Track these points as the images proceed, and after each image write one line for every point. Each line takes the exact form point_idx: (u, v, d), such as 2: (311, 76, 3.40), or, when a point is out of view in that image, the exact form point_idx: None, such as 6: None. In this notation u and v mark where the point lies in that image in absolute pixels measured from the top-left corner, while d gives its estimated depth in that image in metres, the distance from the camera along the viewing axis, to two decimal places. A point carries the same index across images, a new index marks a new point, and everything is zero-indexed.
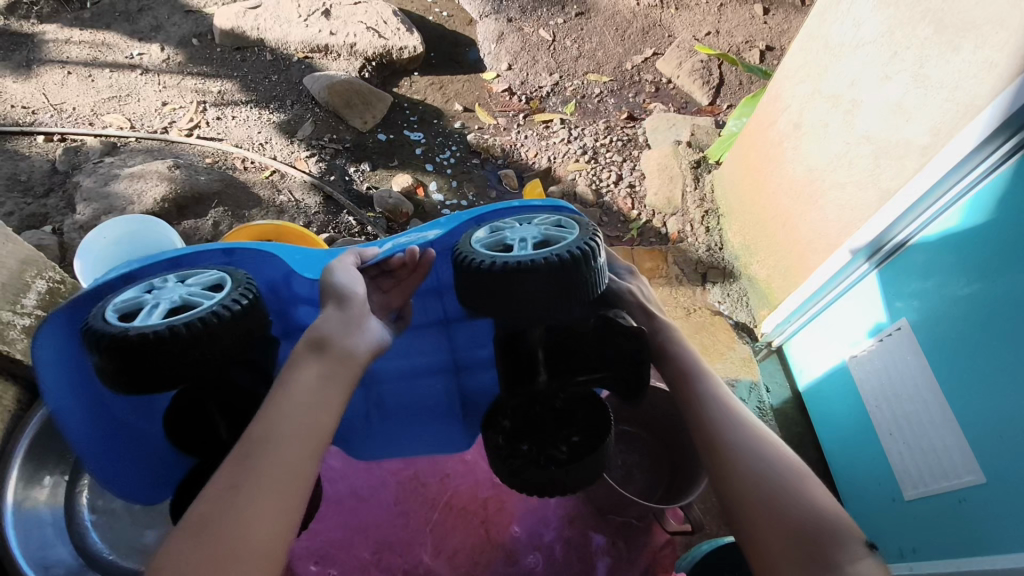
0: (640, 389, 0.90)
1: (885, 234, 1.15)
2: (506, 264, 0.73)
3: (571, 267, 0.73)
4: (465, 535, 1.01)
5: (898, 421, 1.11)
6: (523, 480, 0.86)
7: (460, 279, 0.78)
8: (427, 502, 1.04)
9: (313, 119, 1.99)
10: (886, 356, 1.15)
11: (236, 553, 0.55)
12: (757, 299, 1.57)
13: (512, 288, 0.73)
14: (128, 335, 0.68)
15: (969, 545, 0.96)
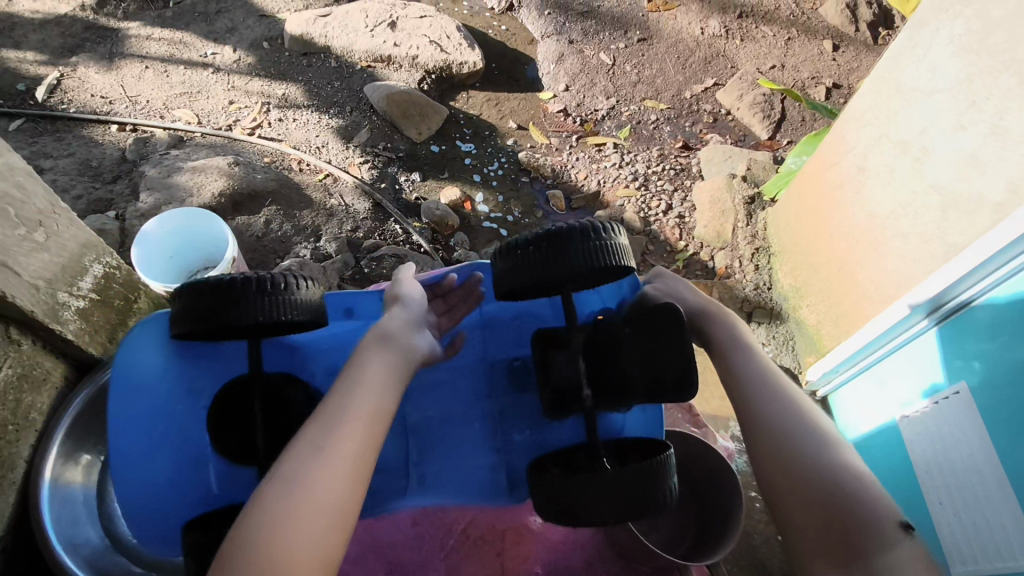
0: (688, 385, 0.81)
1: (948, 292, 1.09)
2: (540, 235, 0.83)
3: (592, 233, 0.83)
4: (482, 563, 0.99)
5: (951, 491, 1.04)
6: (543, 494, 0.78)
7: (504, 264, 0.86)
8: (446, 525, 1.02)
9: (369, 127, 2.03)
10: (940, 419, 1.08)
11: (310, 502, 0.67)
12: (804, 345, 1.54)
13: (556, 251, 0.81)
14: (207, 280, 0.83)
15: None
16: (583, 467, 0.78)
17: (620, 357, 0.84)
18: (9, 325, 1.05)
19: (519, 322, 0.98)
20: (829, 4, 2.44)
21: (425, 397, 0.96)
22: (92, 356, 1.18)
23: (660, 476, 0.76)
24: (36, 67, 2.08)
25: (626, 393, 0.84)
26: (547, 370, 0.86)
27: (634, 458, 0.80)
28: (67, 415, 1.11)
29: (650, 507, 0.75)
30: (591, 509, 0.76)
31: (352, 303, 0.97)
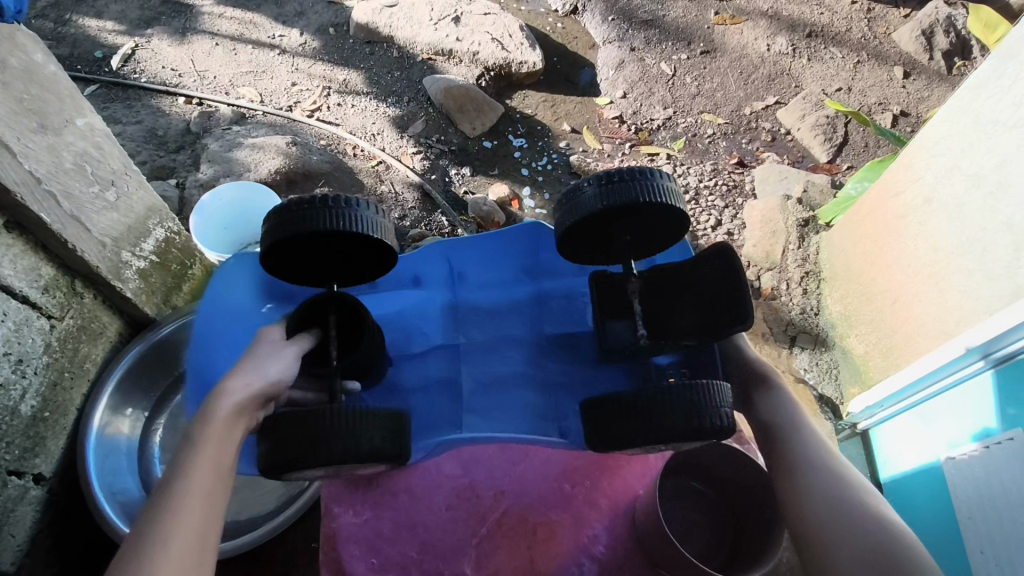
0: (744, 316, 0.81)
1: (1004, 337, 1.06)
2: (609, 173, 0.83)
3: (656, 174, 0.85)
4: (510, 555, 0.99)
5: (995, 542, 1.01)
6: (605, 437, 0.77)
7: (573, 204, 0.85)
8: (478, 514, 1.01)
9: (425, 118, 2.06)
10: (987, 465, 1.05)
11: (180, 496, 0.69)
12: (849, 374, 1.50)
13: (631, 186, 0.82)
14: (295, 201, 0.84)
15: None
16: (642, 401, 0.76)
17: (676, 302, 0.87)
18: (75, 278, 1.09)
19: (572, 298, 1.00)
20: (903, 30, 2.38)
21: (479, 361, 0.97)
22: (146, 315, 1.22)
23: (716, 393, 0.77)
24: (114, 36, 2.17)
25: (689, 328, 0.85)
26: (603, 321, 0.89)
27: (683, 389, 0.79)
28: (119, 367, 1.14)
29: (713, 423, 0.75)
30: (639, 431, 0.75)
31: (419, 272, 1.03)
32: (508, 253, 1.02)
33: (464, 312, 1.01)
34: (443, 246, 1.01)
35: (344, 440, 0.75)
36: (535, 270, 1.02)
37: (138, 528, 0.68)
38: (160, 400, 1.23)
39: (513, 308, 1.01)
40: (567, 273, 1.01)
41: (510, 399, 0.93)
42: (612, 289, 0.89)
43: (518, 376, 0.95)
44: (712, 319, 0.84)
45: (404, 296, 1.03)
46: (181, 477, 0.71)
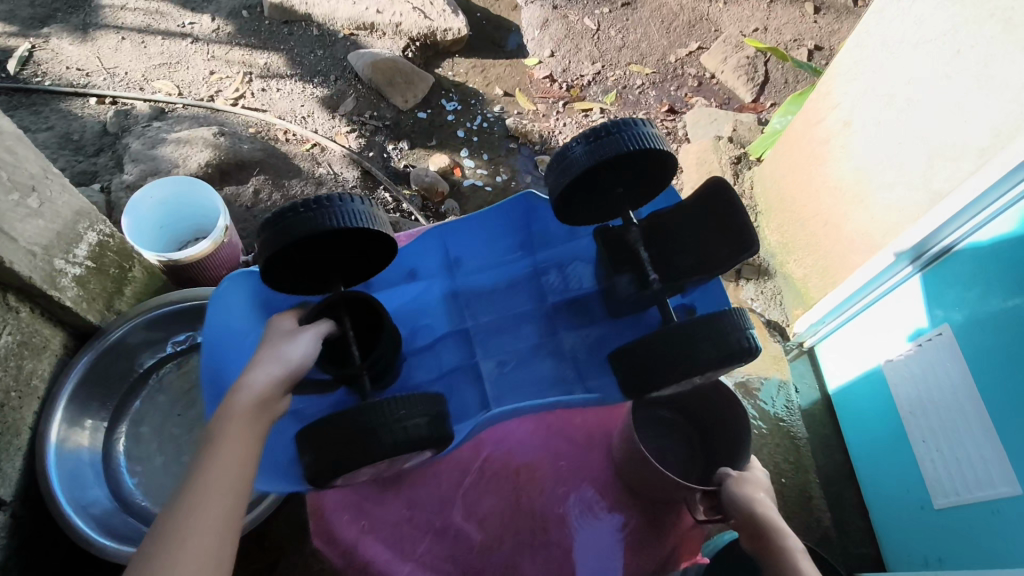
0: (743, 244, 0.81)
1: (931, 238, 1.13)
2: (588, 133, 0.83)
3: (633, 122, 0.84)
4: (498, 499, 1.03)
5: (934, 430, 1.12)
6: (644, 375, 0.79)
7: (559, 172, 0.84)
8: (460, 466, 1.04)
9: (355, 95, 2.01)
10: (924, 362, 1.15)
11: (213, 459, 0.72)
12: (791, 298, 1.57)
13: (610, 139, 0.81)
14: (280, 213, 0.80)
15: (1015, 560, 0.97)
16: (678, 344, 0.78)
17: (675, 245, 0.87)
18: (7, 292, 1.04)
19: (568, 267, 1.00)
20: None
21: (493, 344, 0.98)
22: (91, 323, 1.18)
23: (735, 322, 0.78)
24: (6, 38, 2.02)
25: (693, 270, 0.85)
26: (613, 271, 0.91)
27: (710, 323, 0.78)
28: (70, 380, 1.10)
29: (729, 349, 0.77)
30: (664, 369, 0.78)
31: (415, 264, 0.98)
32: (502, 228, 0.99)
33: (466, 297, 1.00)
34: (439, 232, 0.96)
35: (388, 430, 0.73)
36: (530, 243, 1.00)
37: (165, 520, 0.69)
38: (118, 408, 1.21)
39: (512, 285, 1.01)
40: (558, 242, 1.00)
41: (531, 373, 0.96)
42: (617, 242, 0.89)
43: (532, 349, 0.98)
44: (711, 257, 0.84)
45: (400, 290, 0.98)
46: (205, 471, 0.71)
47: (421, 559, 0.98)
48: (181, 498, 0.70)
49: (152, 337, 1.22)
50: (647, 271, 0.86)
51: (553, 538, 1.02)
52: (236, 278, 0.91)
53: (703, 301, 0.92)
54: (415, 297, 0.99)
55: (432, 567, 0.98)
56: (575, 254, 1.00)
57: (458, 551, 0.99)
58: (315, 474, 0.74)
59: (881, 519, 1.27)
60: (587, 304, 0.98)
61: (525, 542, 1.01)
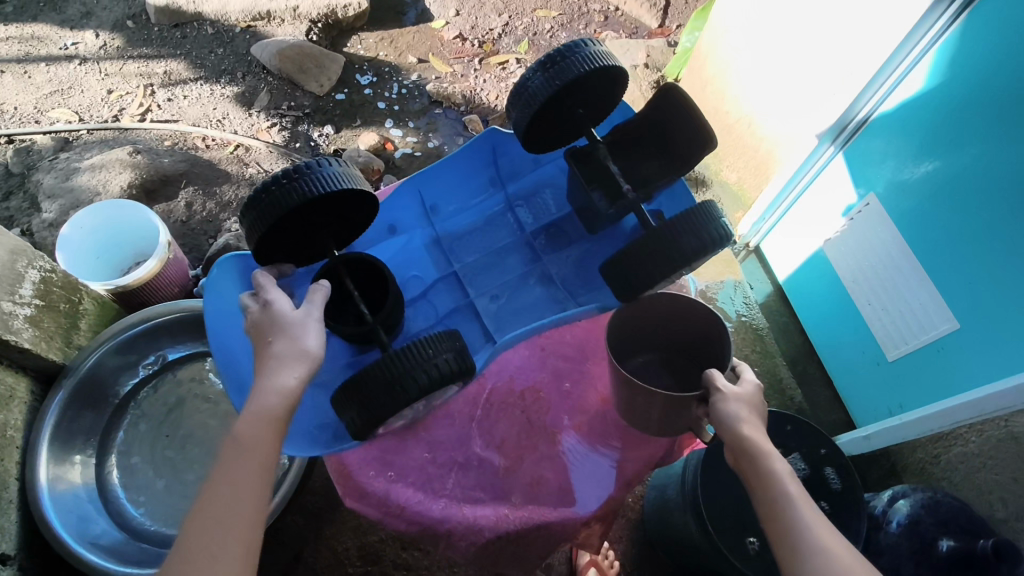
0: (701, 144, 0.85)
1: (848, 113, 1.22)
2: (542, 62, 0.85)
3: (583, 43, 0.86)
4: (511, 424, 1.10)
5: (877, 292, 1.22)
6: (640, 278, 0.84)
7: (522, 106, 0.86)
8: (470, 401, 1.10)
9: (267, 88, 1.96)
10: (859, 233, 1.24)
11: (233, 471, 0.72)
12: (730, 202, 1.66)
13: (564, 63, 0.83)
14: (261, 192, 0.81)
15: (966, 384, 1.08)
16: (670, 244, 0.82)
17: (637, 157, 0.91)
18: None
19: (538, 195, 1.04)
20: None
21: (481, 280, 1.00)
22: (54, 363, 1.15)
23: (709, 215, 0.84)
24: None
25: (661, 175, 0.90)
26: (587, 187, 0.89)
27: (693, 220, 0.83)
28: (47, 422, 1.07)
29: (710, 238, 0.82)
30: (656, 269, 0.83)
31: (394, 218, 1.01)
32: (472, 169, 1.02)
33: (448, 242, 1.02)
34: (415, 183, 0.99)
35: (423, 369, 0.76)
36: (500, 178, 1.04)
37: (189, 551, 0.68)
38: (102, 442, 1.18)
39: (489, 222, 1.04)
40: (527, 171, 1.04)
41: (525, 300, 0.99)
42: (587, 160, 0.90)
43: (520, 278, 1.01)
44: (674, 160, 0.89)
45: (383, 246, 1.00)
46: (224, 499, 0.70)
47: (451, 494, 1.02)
48: (205, 511, 0.70)
49: (123, 361, 1.19)
50: (619, 183, 0.88)
51: (568, 448, 1.08)
52: (223, 265, 0.92)
53: (669, 204, 0.98)
54: (397, 252, 1.01)
55: (464, 497, 1.03)
56: (543, 180, 1.04)
57: (485, 478, 1.05)
58: (362, 433, 0.78)
59: (844, 384, 1.37)
60: (565, 226, 1.02)
61: (545, 454, 1.08)
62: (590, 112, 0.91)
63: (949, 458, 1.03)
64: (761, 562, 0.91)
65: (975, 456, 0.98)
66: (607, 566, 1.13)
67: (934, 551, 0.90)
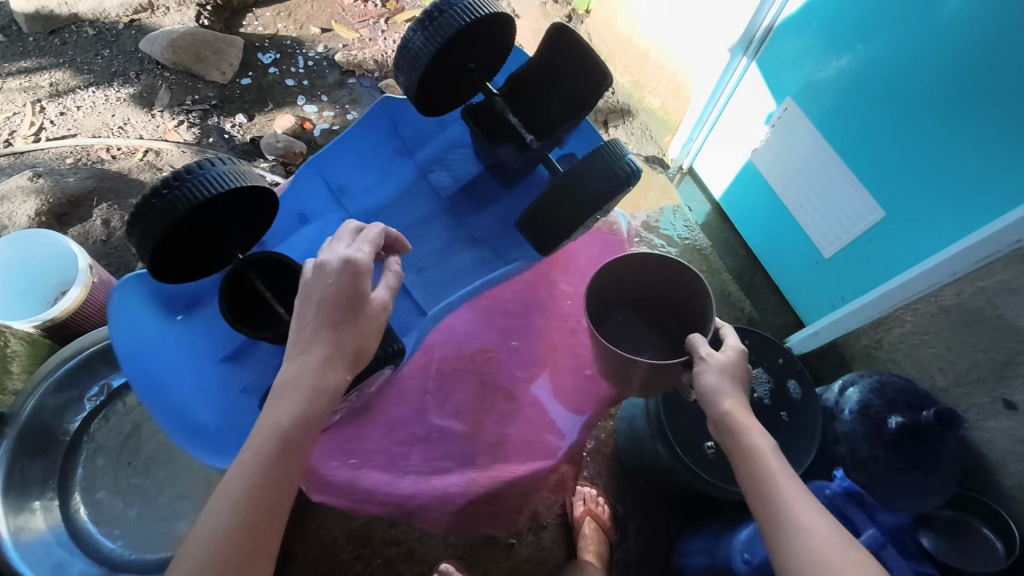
0: (597, 81, 0.85)
1: (753, 24, 1.23)
2: (420, 18, 0.81)
3: None
4: (465, 389, 1.06)
5: (807, 194, 1.25)
6: (555, 227, 0.85)
7: (408, 68, 0.82)
8: (420, 372, 1.04)
9: (166, 85, 1.84)
10: (781, 140, 1.26)
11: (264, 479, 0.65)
12: (657, 127, 1.64)
13: (443, 16, 0.79)
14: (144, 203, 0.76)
15: (897, 268, 1.12)
16: (580, 189, 0.82)
17: (538, 103, 0.89)
18: None
19: (448, 155, 1.01)
20: None
21: (408, 253, 0.99)
22: None
23: (612, 150, 0.83)
24: None
25: (566, 117, 0.88)
26: (493, 145, 0.89)
27: (598, 161, 0.82)
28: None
29: (620, 174, 0.81)
30: (570, 215, 0.84)
31: (302, 207, 0.96)
32: (375, 142, 0.98)
33: (367, 220, 1.00)
34: (314, 165, 0.95)
35: None
36: (406, 147, 1.01)
37: (211, 530, 0.63)
38: None
39: (405, 193, 1.02)
40: (430, 135, 1.00)
41: (452, 268, 1.00)
42: (487, 116, 0.89)
43: (445, 246, 1.01)
44: (574, 102, 0.88)
45: (298, 237, 0.97)
46: (253, 485, 0.64)
47: (418, 468, 1.02)
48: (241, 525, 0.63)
49: (66, 396, 1.14)
50: (520, 132, 0.88)
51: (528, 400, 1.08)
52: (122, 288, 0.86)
53: (581, 145, 0.97)
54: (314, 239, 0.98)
55: (430, 469, 1.03)
56: (450, 142, 1.00)
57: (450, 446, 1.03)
58: None
59: (788, 287, 1.42)
60: (481, 185, 1.00)
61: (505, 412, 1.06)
62: (482, 66, 0.88)
63: (889, 340, 1.07)
64: (720, 465, 0.98)
65: (913, 333, 1.02)
66: (602, 512, 1.15)
67: (886, 429, 0.95)
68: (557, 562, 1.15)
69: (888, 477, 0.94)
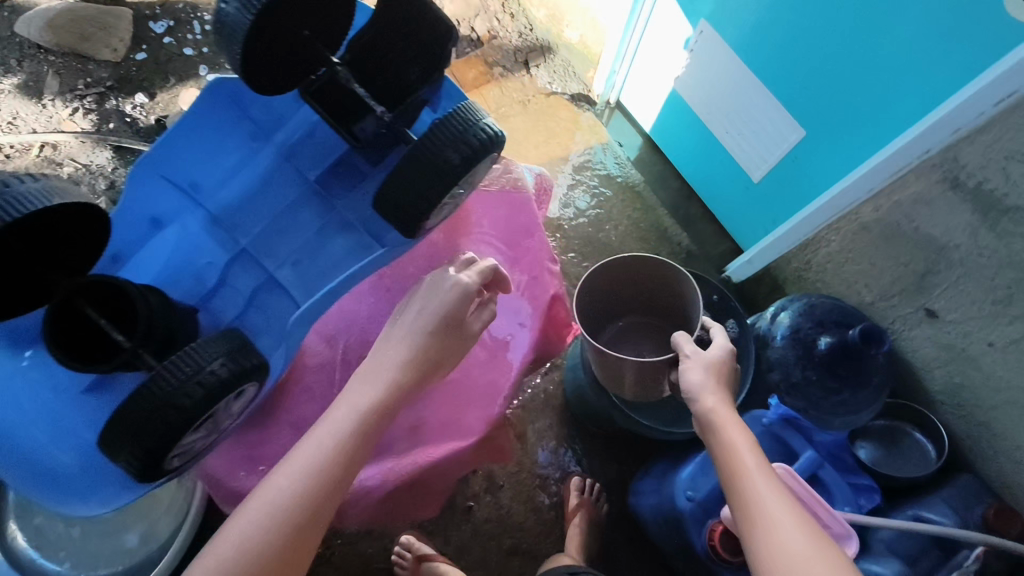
0: (447, 39, 0.69)
1: None
2: None
3: None
4: None
5: (732, 119, 1.21)
6: (419, 217, 0.69)
7: (230, 48, 0.61)
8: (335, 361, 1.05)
9: (52, 70, 1.59)
10: (702, 64, 1.21)
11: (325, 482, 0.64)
12: (580, 63, 1.57)
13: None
14: None
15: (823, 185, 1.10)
16: (449, 164, 0.66)
17: (392, 67, 0.70)
18: None
19: (317, 130, 0.77)
20: None
21: (277, 248, 0.76)
22: None
23: (464, 115, 0.68)
24: None
25: (424, 82, 0.71)
26: (344, 128, 0.71)
27: (455, 130, 0.66)
28: None
29: (476, 146, 0.67)
30: (431, 199, 0.67)
31: (150, 209, 0.73)
32: (220, 122, 0.74)
33: (227, 215, 0.76)
34: (151, 161, 0.70)
35: (189, 385, 0.61)
36: (262, 128, 0.76)
37: (257, 521, 0.62)
38: None
39: (265, 178, 0.76)
40: (289, 104, 0.76)
41: (331, 258, 0.76)
42: (331, 92, 0.68)
43: (319, 235, 0.77)
44: (431, 64, 0.70)
45: (151, 246, 0.74)
46: (321, 478, 0.64)
47: None
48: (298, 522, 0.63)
49: None
50: (367, 104, 0.69)
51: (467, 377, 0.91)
52: None
53: None
54: (160, 241, 0.74)
55: None
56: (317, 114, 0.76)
57: None
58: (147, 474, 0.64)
59: (725, 214, 1.39)
60: (355, 160, 0.77)
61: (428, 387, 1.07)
62: (320, 36, 0.65)
63: (818, 261, 1.07)
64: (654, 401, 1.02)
65: (839, 253, 1.01)
66: (596, 503, 1.16)
67: (816, 350, 0.95)
68: (517, 519, 1.18)
69: (821, 398, 0.95)
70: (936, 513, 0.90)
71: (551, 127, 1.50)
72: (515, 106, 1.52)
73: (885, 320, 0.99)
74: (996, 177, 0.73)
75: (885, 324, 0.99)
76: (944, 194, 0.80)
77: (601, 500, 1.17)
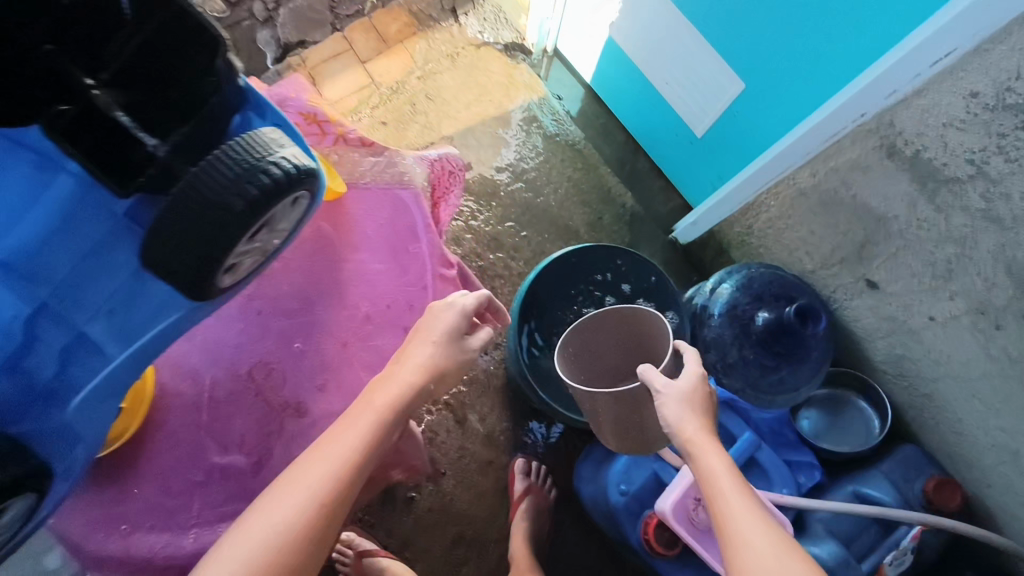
0: (217, 50, 0.60)
1: None
2: None
3: None
4: None
5: (668, 69, 1.08)
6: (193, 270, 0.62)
7: None
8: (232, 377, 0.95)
9: None
10: (633, 7, 1.08)
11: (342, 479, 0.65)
12: (512, 8, 1.43)
13: None
14: None
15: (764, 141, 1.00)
16: (228, 208, 0.61)
17: (160, 93, 0.60)
18: None
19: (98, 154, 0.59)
20: None
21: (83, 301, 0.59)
22: None
23: (249, 147, 0.62)
24: None
25: (206, 106, 0.62)
26: (121, 188, 0.58)
27: (226, 171, 0.61)
28: None
29: (256, 186, 0.62)
30: (205, 241, 0.61)
31: None
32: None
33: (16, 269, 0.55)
34: None
35: None
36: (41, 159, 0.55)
37: (289, 510, 0.61)
38: None
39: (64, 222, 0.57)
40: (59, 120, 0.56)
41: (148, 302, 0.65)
42: (86, 123, 0.56)
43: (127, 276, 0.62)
44: (207, 85, 0.61)
45: None
46: (341, 466, 0.65)
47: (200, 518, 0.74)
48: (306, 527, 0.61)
49: None
50: (134, 136, 0.58)
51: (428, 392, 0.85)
52: None
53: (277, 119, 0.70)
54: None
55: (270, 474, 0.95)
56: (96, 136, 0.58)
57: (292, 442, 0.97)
58: None
59: (671, 168, 1.30)
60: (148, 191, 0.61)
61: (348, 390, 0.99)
62: (70, 49, 0.54)
63: (759, 227, 0.99)
64: None
65: (778, 219, 0.94)
66: (545, 492, 1.13)
67: (754, 327, 0.89)
68: (461, 505, 1.15)
69: (759, 377, 0.90)
70: (877, 489, 0.88)
71: (483, 81, 1.38)
72: (443, 59, 1.38)
73: (827, 288, 0.93)
74: (934, 145, 0.66)
75: (828, 291, 0.93)
76: (880, 162, 0.72)
77: (549, 486, 1.15)
